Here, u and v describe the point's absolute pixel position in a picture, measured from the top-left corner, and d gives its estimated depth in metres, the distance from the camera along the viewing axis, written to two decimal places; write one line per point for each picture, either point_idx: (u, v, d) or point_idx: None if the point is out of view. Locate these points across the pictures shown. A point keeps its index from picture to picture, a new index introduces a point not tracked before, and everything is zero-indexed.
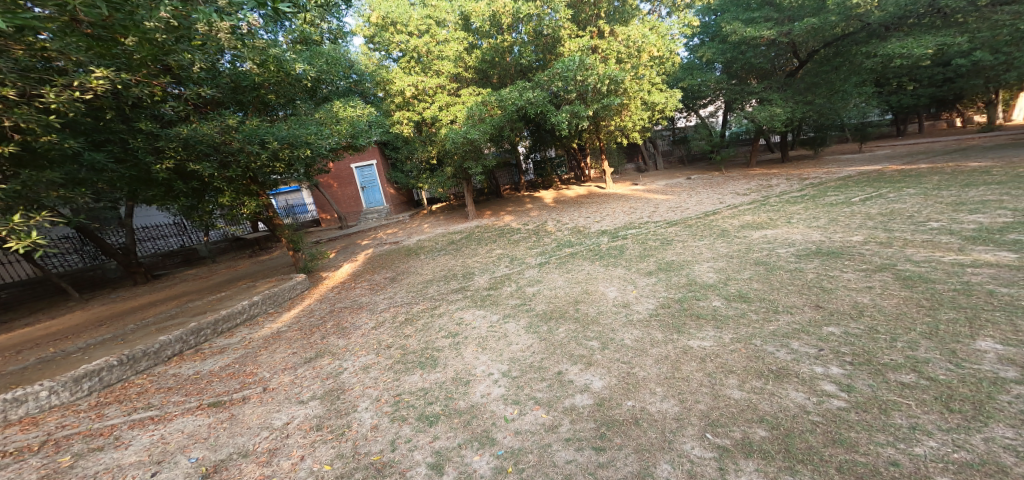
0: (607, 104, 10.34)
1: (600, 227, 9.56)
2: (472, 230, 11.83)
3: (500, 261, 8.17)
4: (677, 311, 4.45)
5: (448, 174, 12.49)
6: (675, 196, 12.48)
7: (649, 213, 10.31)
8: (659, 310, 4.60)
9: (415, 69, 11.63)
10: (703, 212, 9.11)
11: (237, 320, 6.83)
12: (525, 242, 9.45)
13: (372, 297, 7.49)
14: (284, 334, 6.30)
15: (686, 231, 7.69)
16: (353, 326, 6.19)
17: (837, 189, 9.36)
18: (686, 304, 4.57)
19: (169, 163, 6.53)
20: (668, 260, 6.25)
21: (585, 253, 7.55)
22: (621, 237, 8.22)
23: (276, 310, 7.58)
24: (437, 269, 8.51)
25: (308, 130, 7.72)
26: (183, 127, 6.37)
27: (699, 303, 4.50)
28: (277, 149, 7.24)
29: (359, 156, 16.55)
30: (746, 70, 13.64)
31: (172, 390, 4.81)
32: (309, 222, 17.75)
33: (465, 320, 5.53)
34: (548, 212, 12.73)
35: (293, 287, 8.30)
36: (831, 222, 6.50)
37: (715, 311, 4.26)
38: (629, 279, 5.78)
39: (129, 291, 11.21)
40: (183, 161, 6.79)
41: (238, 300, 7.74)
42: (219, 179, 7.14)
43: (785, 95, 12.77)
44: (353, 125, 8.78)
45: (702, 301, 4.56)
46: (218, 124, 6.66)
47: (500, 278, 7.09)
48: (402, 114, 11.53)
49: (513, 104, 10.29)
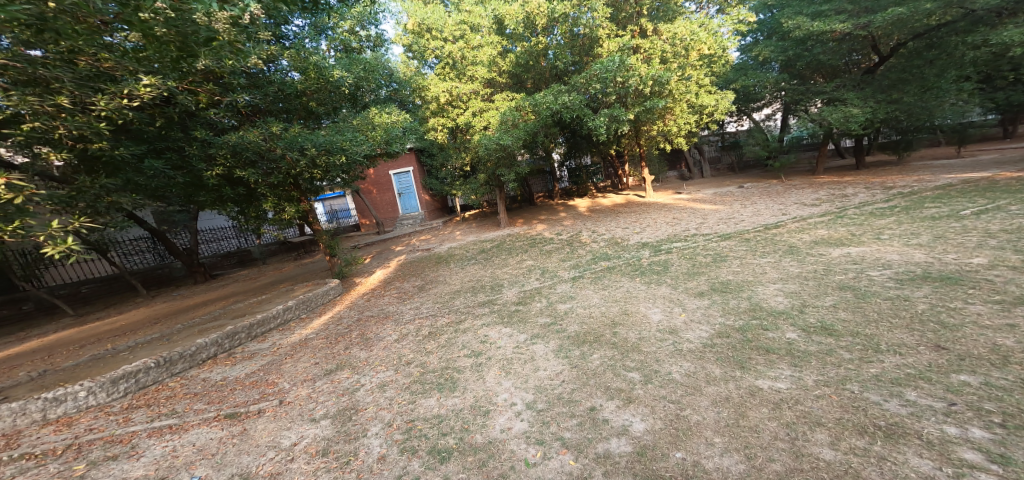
0: (651, 107, 9.57)
1: (640, 239, 8.83)
2: (506, 238, 11.46)
3: (532, 273, 7.68)
4: (740, 344, 3.76)
5: (481, 181, 12.25)
6: (726, 206, 11.40)
7: (697, 225, 9.43)
8: (716, 341, 3.93)
9: (450, 75, 11.82)
10: (763, 224, 8.15)
11: (270, 325, 6.85)
12: (559, 253, 8.88)
13: (400, 307, 7.29)
14: (311, 341, 6.23)
15: (744, 246, 6.81)
16: (377, 337, 5.97)
17: (935, 200, 8.08)
18: (752, 336, 3.86)
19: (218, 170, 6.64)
20: (723, 279, 5.46)
21: (625, 268, 6.88)
22: (665, 251, 7.46)
23: (308, 315, 7.57)
24: (467, 280, 8.18)
25: (344, 136, 7.70)
26: (231, 135, 6.55)
27: (767, 336, 3.80)
28: (315, 156, 7.26)
29: (396, 163, 16.82)
30: (814, 69, 12.30)
31: (196, 396, 4.74)
32: (350, 227, 18.25)
33: (490, 338, 5.12)
34: (584, 221, 12.10)
35: (325, 292, 8.31)
36: (938, 240, 5.65)
37: (791, 346, 3.54)
38: (677, 300, 5.07)
39: (189, 289, 11.87)
40: (231, 168, 6.90)
41: (274, 304, 7.83)
42: (264, 185, 7.24)
43: (863, 94, 11.34)
44: (388, 131, 8.71)
45: (771, 333, 3.83)
46: (263, 131, 6.79)
47: (531, 292, 6.60)
48: (436, 121, 11.51)
49: (547, 108, 9.78)
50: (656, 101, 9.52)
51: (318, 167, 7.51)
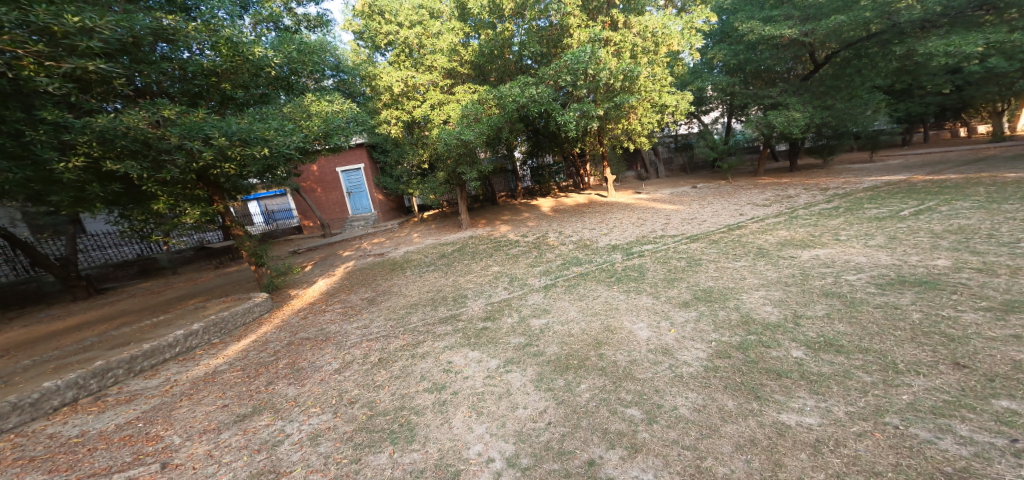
0: (621, 103, 9.29)
1: (609, 241, 8.49)
2: (466, 241, 10.65)
3: (498, 282, 6.96)
4: (745, 366, 3.45)
5: (440, 180, 11.30)
6: (685, 205, 11.50)
7: (663, 225, 9.29)
8: (717, 363, 3.61)
9: (406, 64, 10.72)
10: (726, 225, 8.08)
11: (164, 356, 5.45)
12: (526, 257, 8.25)
13: (344, 325, 6.20)
14: (222, 375, 4.98)
15: (717, 249, 6.59)
16: (312, 368, 4.86)
17: (873, 200, 8.52)
18: (755, 356, 3.54)
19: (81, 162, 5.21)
20: (705, 287, 5.11)
21: (600, 274, 6.41)
22: (637, 254, 7.11)
23: (223, 340, 6.19)
24: (426, 290, 7.27)
25: (267, 125, 6.38)
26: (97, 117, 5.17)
27: (772, 355, 3.50)
28: (225, 147, 5.90)
29: (345, 159, 15.16)
30: (758, 72, 12.91)
31: (32, 463, 3.53)
32: (289, 229, 16.34)
33: (454, 366, 4.39)
34: (547, 222, 11.61)
35: (249, 309, 6.93)
36: (893, 241, 5.72)
37: (801, 366, 3.28)
38: (666, 315, 4.62)
39: (64, 308, 9.64)
40: (97, 157, 5.47)
41: (175, 327, 6.33)
42: (151, 181, 5.82)
43: (802, 99, 11.95)
44: (326, 122, 7.22)
45: (773, 351, 3.54)
46: (147, 115, 5.45)
47: (499, 305, 5.90)
48: (390, 113, 10.51)
49: (513, 101, 9.14)
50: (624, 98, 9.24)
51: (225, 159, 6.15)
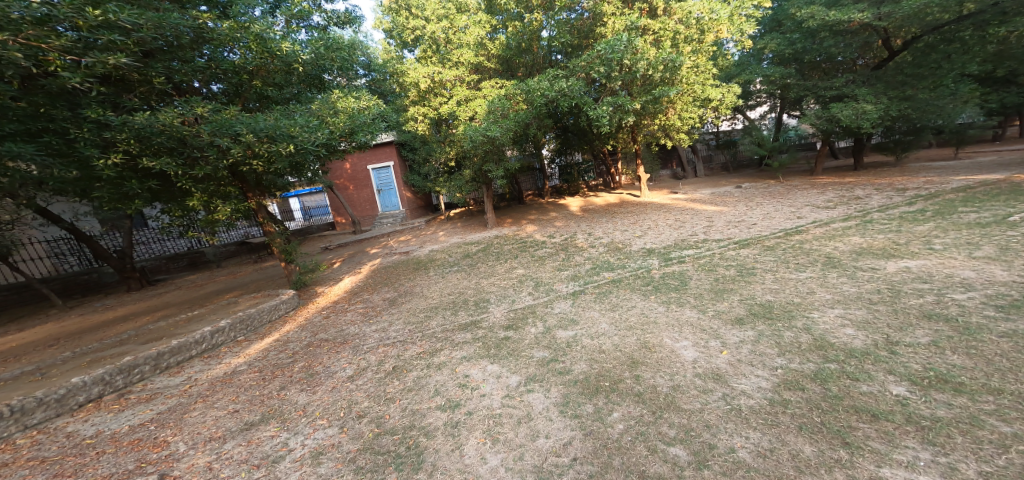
0: (660, 96, 8.43)
1: (644, 244, 7.77)
2: (492, 241, 10.25)
3: (523, 286, 6.47)
4: (826, 403, 2.86)
5: (467, 177, 10.99)
6: (730, 207, 10.47)
7: (705, 228, 8.44)
8: (786, 395, 3.00)
9: (432, 60, 10.58)
10: (783, 229, 7.17)
11: (190, 353, 5.38)
12: (553, 259, 7.72)
13: (363, 327, 5.96)
14: (239, 376, 4.81)
15: (775, 256, 5.75)
16: (326, 373, 4.63)
17: (966, 202, 7.30)
18: (839, 390, 2.94)
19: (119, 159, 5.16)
20: (762, 301, 4.36)
21: (635, 281, 5.77)
22: (677, 260, 6.39)
23: (247, 338, 6.10)
24: (447, 292, 6.91)
25: (292, 121, 6.21)
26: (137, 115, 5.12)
27: (861, 390, 2.91)
28: (253, 143, 5.77)
29: (375, 156, 15.30)
30: (817, 62, 11.55)
31: (42, 465, 3.37)
32: (323, 225, 16.68)
33: (470, 381, 3.96)
34: (577, 222, 11.00)
35: (275, 307, 6.85)
36: (1008, 252, 4.68)
37: (906, 407, 2.72)
38: (716, 334, 3.92)
39: (117, 299, 10.08)
40: (134, 154, 5.43)
41: (205, 322, 6.31)
42: (185, 178, 5.73)
43: (875, 90, 10.60)
44: (352, 117, 7.03)
45: (863, 386, 2.94)
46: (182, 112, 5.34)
47: (523, 313, 5.41)
48: (416, 110, 10.41)
49: (541, 95, 8.57)
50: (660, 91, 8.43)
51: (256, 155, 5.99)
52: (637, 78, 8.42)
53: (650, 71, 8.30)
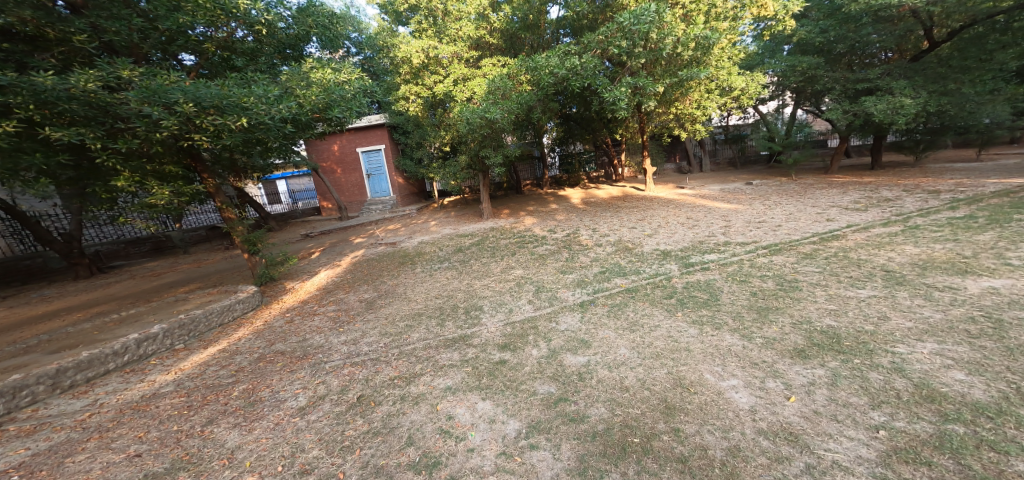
0: (688, 78, 7.53)
1: (657, 245, 6.90)
2: (485, 234, 9.33)
3: (521, 292, 5.52)
4: None
5: (461, 164, 9.98)
6: (745, 205, 9.68)
7: (723, 228, 7.60)
8: (904, 473, 2.17)
9: (427, 32, 9.61)
10: (819, 233, 6.32)
11: (107, 367, 4.57)
12: (555, 259, 6.78)
13: (330, 338, 5.00)
14: (159, 402, 4.05)
15: (820, 265, 4.86)
16: (270, 403, 3.83)
17: (1018, 208, 6.55)
18: (986, 469, 2.11)
19: (10, 126, 3.90)
20: (823, 327, 3.46)
21: (655, 292, 4.85)
22: (700, 266, 5.51)
23: (188, 346, 5.21)
24: (434, 294, 5.97)
25: (247, 90, 4.86)
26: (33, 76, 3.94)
27: (1017, 470, 2.08)
28: (193, 115, 4.51)
29: (364, 138, 14.16)
30: (840, 54, 11.01)
31: None
32: (307, 210, 15.61)
33: (456, 429, 3.09)
34: (579, 216, 10.12)
35: (228, 308, 5.86)
36: None
37: None
38: (774, 371, 3.04)
39: (61, 288, 9.04)
40: (35, 121, 4.19)
41: (139, 325, 5.40)
42: (106, 153, 4.54)
43: (910, 83, 9.83)
44: (328, 90, 5.79)
45: (1019, 464, 2.11)
46: (97, 75, 4.17)
47: (522, 328, 4.49)
48: (408, 89, 9.35)
49: (550, 73, 7.54)
50: (688, 73, 7.47)
51: (198, 129, 4.67)
52: (664, 56, 7.48)
53: (678, 50, 7.36)
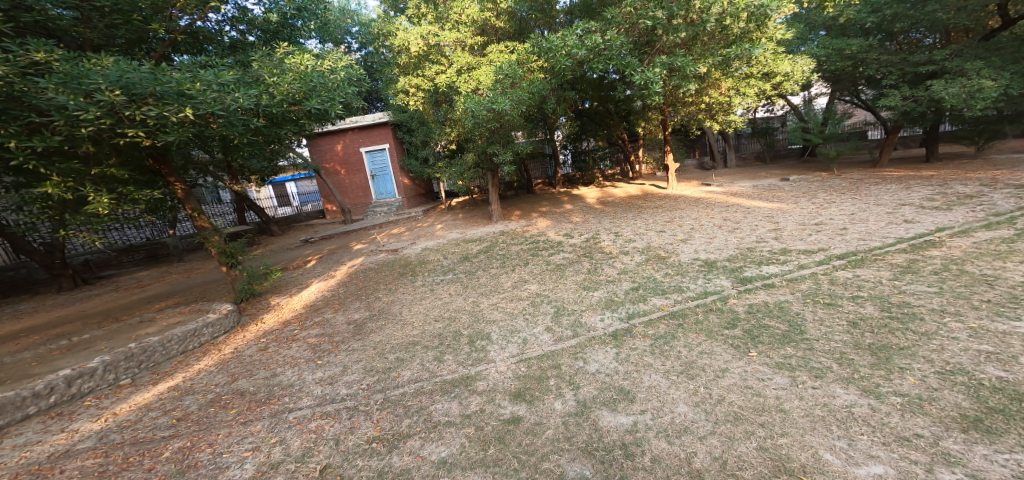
0: (738, 57, 6.44)
1: (697, 252, 5.80)
2: (496, 238, 8.37)
3: (536, 316, 4.47)
4: None
5: (469, 163, 9.03)
6: (790, 203, 8.47)
7: (774, 230, 6.44)
8: None
9: (428, 18, 8.80)
10: (909, 237, 5.12)
11: (24, 412, 3.66)
12: (575, 270, 5.73)
13: (303, 374, 4.12)
14: (71, 463, 3.12)
15: (933, 284, 3.72)
16: (207, 472, 2.90)
17: None
18: None
19: None
20: (994, 379, 2.46)
21: (711, 319, 3.74)
22: (762, 281, 4.37)
23: (136, 382, 4.31)
24: (431, 317, 4.95)
25: (201, 73, 3.96)
26: None
27: None
28: (124, 105, 3.61)
29: (369, 137, 13.32)
30: (886, 44, 9.86)
31: None
32: (312, 213, 14.94)
33: None
34: (598, 217, 9.04)
35: (194, 332, 4.99)
36: None
37: None
38: (946, 456, 2.06)
39: (37, 301, 8.31)
40: None
41: (83, 354, 4.53)
42: (22, 152, 3.61)
43: (990, 63, 8.57)
44: (305, 75, 4.85)
45: None
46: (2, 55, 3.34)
47: (541, 370, 3.48)
48: (408, 81, 8.50)
49: (567, 55, 6.44)
50: (735, 51, 6.35)
51: (130, 123, 3.75)
52: (707, 30, 6.34)
53: (727, 22, 6.28)
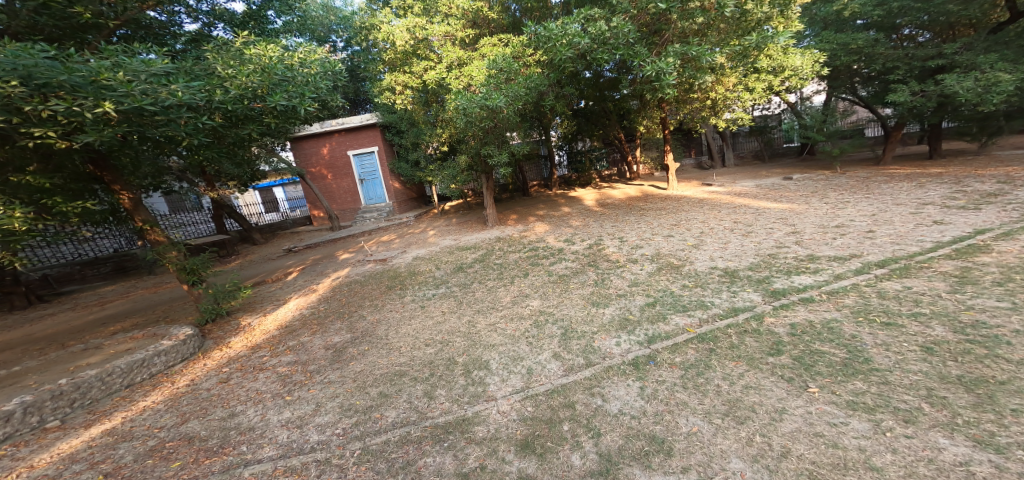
0: (761, 44, 6.11)
1: (713, 260, 5.27)
2: (491, 245, 7.79)
3: (541, 339, 3.88)
4: None
5: (461, 165, 8.45)
6: (800, 203, 8.03)
7: (792, 234, 5.95)
8: None
9: (415, 10, 8.22)
10: (950, 241, 4.64)
11: None
12: (580, 282, 5.16)
13: (268, 414, 3.49)
14: None
15: (1002, 298, 3.22)
16: None
17: None
18: None
19: None
20: None
21: (747, 343, 3.19)
22: (797, 294, 3.83)
23: (66, 423, 3.65)
24: (420, 342, 4.32)
25: (139, 61, 3.33)
26: None
27: None
28: (21, 100, 2.94)
29: (357, 140, 12.64)
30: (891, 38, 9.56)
31: None
32: (297, 220, 14.22)
33: None
34: (599, 221, 8.51)
35: (143, 363, 4.32)
36: None
37: None
38: None
39: None
40: None
41: (5, 391, 3.85)
42: None
43: (1005, 54, 8.25)
44: (271, 66, 4.23)
45: None
46: None
47: (552, 411, 2.89)
48: (394, 78, 7.89)
49: (569, 45, 5.93)
50: (758, 38, 6.08)
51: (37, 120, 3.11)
52: (723, 15, 5.87)
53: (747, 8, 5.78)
